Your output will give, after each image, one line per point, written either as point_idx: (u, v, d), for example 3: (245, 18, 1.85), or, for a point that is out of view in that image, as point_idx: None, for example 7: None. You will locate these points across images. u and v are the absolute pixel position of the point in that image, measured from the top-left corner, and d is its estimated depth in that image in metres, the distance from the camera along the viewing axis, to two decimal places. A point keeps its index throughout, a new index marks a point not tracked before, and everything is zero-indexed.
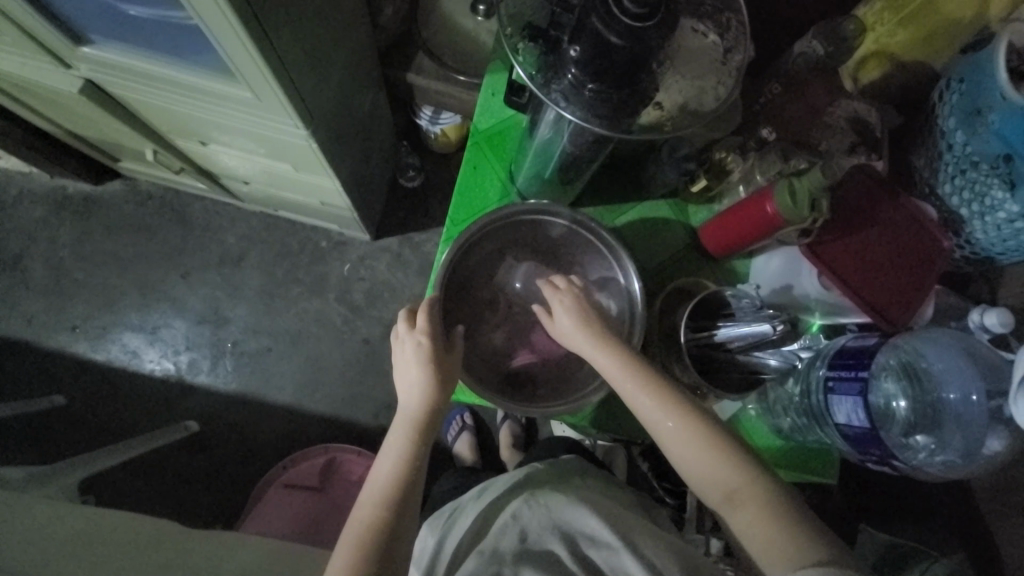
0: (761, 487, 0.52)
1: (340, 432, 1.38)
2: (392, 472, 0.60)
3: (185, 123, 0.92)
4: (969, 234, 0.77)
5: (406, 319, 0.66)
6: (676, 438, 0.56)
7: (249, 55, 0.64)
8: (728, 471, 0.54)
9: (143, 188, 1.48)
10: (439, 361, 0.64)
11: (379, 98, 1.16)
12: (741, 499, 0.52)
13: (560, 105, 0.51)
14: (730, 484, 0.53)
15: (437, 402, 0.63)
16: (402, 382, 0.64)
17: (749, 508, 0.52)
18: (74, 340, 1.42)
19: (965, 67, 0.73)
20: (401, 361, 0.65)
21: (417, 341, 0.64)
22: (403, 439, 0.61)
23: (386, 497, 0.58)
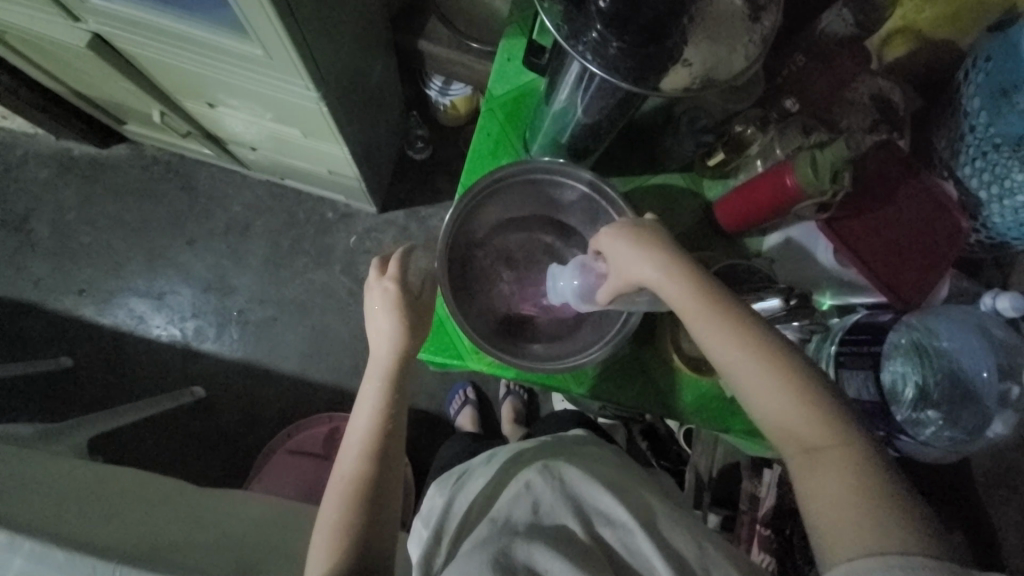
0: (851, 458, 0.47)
1: (344, 402, 1.40)
2: (370, 420, 0.62)
3: (193, 83, 0.91)
4: (986, 218, 0.76)
5: (377, 266, 0.65)
6: (770, 399, 0.50)
7: (262, 10, 0.62)
8: (825, 440, 0.48)
9: (148, 153, 1.46)
10: (407, 308, 0.63)
11: (389, 64, 1.14)
12: (835, 471, 0.47)
13: (585, 57, 0.49)
14: (825, 454, 0.48)
15: (408, 345, 0.63)
16: (372, 327, 0.64)
17: (845, 482, 0.46)
18: (81, 304, 1.43)
19: (992, 44, 0.71)
20: (370, 308, 0.63)
21: (385, 288, 0.63)
22: (376, 386, 0.62)
23: (366, 446, 0.60)
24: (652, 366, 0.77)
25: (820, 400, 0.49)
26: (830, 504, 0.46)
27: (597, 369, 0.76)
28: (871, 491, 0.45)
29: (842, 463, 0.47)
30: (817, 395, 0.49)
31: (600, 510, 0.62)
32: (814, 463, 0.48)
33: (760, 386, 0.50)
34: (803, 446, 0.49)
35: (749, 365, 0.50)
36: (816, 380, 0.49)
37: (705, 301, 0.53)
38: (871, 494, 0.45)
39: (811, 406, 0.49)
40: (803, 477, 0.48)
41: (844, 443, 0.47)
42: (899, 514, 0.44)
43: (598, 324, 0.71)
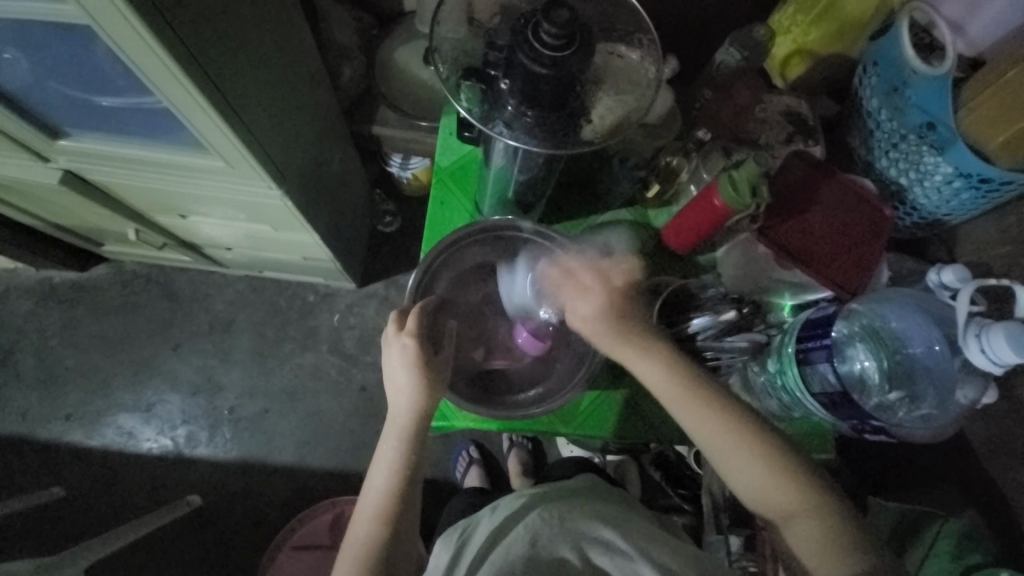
0: (818, 517, 0.55)
1: (347, 484, 1.36)
2: (386, 485, 0.63)
3: (164, 199, 0.97)
4: (913, 199, 0.83)
5: (395, 318, 0.66)
6: (740, 472, 0.58)
7: (221, 131, 0.69)
8: (789, 501, 0.56)
9: (127, 268, 1.50)
10: (427, 366, 0.65)
11: (349, 151, 1.22)
12: (808, 528, 0.55)
13: (502, 134, 0.56)
14: (796, 515, 0.56)
15: (427, 406, 0.65)
16: (392, 383, 0.65)
17: (818, 536, 0.55)
18: (70, 428, 1.41)
19: (873, 51, 0.79)
20: (390, 365, 0.65)
21: (404, 343, 0.65)
22: (395, 449, 0.64)
23: (381, 510, 0.62)
24: (637, 393, 0.77)
25: (782, 465, 0.57)
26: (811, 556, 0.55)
27: (583, 405, 0.77)
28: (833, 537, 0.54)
29: (810, 521, 0.55)
30: (783, 466, 0.57)
31: (599, 540, 0.63)
32: (786, 520, 0.57)
33: (732, 460, 0.58)
34: (777, 509, 0.57)
35: (729, 450, 0.58)
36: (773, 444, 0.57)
37: (680, 392, 0.60)
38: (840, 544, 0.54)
39: (781, 476, 0.56)
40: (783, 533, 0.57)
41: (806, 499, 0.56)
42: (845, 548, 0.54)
43: (572, 358, 0.73)
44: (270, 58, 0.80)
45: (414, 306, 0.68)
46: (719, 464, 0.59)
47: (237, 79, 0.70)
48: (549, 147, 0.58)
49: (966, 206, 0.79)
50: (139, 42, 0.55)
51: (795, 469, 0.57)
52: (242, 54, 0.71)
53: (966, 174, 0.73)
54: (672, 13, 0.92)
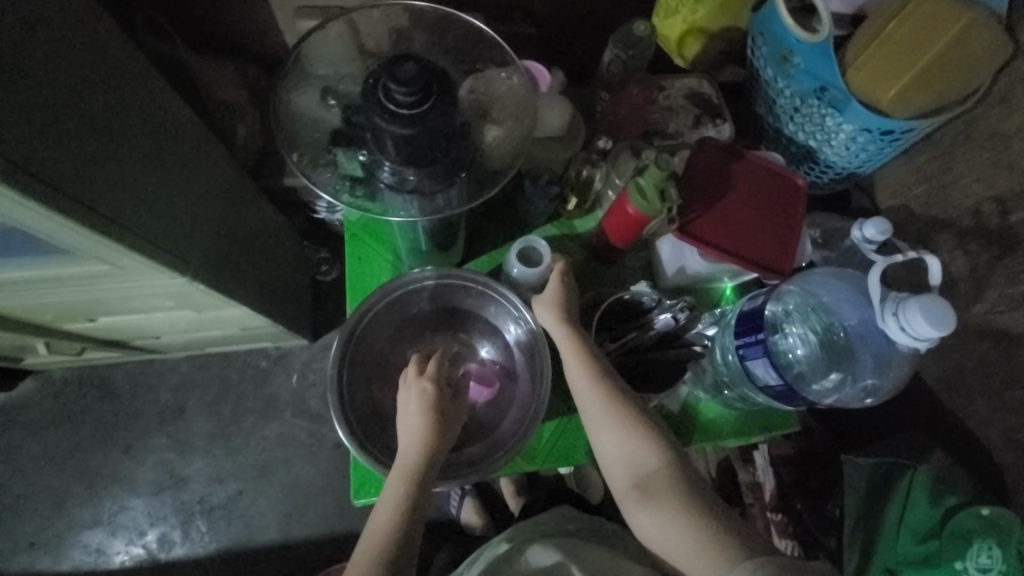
0: (675, 489, 0.60)
1: (342, 547, 1.31)
2: (386, 521, 0.60)
3: (65, 309, 0.89)
4: (825, 159, 0.83)
5: (416, 362, 0.67)
6: (611, 441, 0.63)
7: (94, 239, 0.63)
8: (652, 474, 0.61)
9: (57, 376, 1.39)
10: (440, 412, 0.64)
11: (265, 210, 1.15)
12: (665, 498, 0.59)
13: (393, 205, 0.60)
14: (659, 483, 0.60)
15: (436, 455, 0.63)
16: (404, 424, 0.64)
17: (674, 508, 0.58)
18: (31, 559, 1.31)
19: (757, 22, 0.79)
20: (405, 407, 0.64)
21: (422, 387, 0.65)
22: (401, 493, 0.60)
23: (379, 558, 0.59)
24: None
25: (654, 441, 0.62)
26: (663, 527, 0.58)
27: (543, 438, 0.73)
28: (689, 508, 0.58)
29: (667, 489, 0.59)
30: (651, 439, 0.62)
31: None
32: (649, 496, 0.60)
33: (608, 432, 0.63)
34: (637, 480, 0.61)
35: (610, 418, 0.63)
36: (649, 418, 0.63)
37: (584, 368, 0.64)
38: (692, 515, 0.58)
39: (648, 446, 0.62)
40: (638, 507, 0.60)
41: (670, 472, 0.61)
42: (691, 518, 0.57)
43: (523, 394, 0.70)
44: (144, 145, 0.74)
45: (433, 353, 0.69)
46: (596, 436, 0.64)
47: (100, 179, 0.64)
48: (431, 204, 0.60)
49: (874, 157, 0.80)
50: None
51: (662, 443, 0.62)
52: (103, 151, 0.65)
53: (867, 130, 0.74)
54: (559, 13, 0.90)
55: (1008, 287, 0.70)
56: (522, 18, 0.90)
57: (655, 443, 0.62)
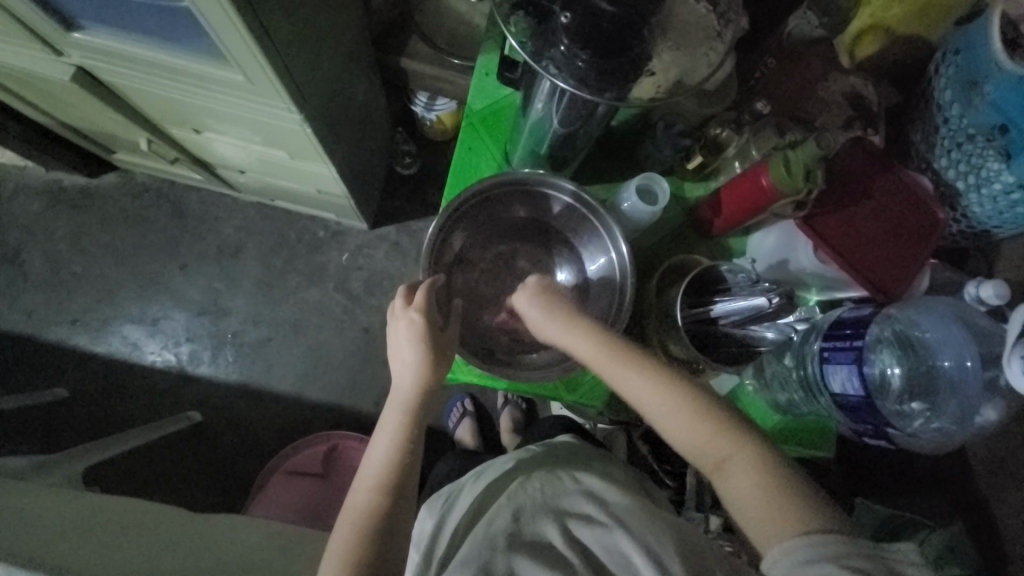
0: (768, 472, 0.51)
1: (342, 420, 1.39)
2: (388, 451, 0.61)
3: (178, 111, 0.92)
4: (966, 207, 0.78)
5: (403, 294, 0.65)
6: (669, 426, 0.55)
7: (245, 43, 0.65)
8: (728, 455, 0.53)
9: (138, 180, 1.47)
10: (433, 338, 0.63)
11: (374, 82, 1.15)
12: (740, 478, 0.51)
13: (550, 74, 0.51)
14: (732, 466, 0.52)
15: (432, 378, 0.63)
16: (395, 359, 0.64)
17: (750, 487, 0.51)
18: (77, 332, 1.43)
19: (959, 37, 0.72)
20: (397, 338, 0.64)
21: (411, 318, 0.63)
22: (399, 420, 0.61)
23: (384, 480, 0.60)
24: None
25: (719, 418, 0.54)
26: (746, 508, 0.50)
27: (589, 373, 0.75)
28: (769, 486, 0.50)
29: (741, 469, 0.52)
30: (715, 416, 0.54)
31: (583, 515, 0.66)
32: (724, 476, 0.52)
33: (660, 415, 0.56)
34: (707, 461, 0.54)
35: (656, 398, 0.55)
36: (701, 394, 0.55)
37: (616, 355, 0.58)
38: (772, 492, 0.50)
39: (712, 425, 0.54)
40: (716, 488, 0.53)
41: (743, 451, 0.52)
42: (794, 504, 0.49)
43: (592, 318, 0.70)
44: None
45: (425, 281, 0.67)
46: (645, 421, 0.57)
47: None
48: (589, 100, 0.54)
49: (1020, 220, 0.74)
50: None
51: (727, 420, 0.54)
52: None
53: None
54: None
55: None
56: None
57: (719, 422, 0.54)
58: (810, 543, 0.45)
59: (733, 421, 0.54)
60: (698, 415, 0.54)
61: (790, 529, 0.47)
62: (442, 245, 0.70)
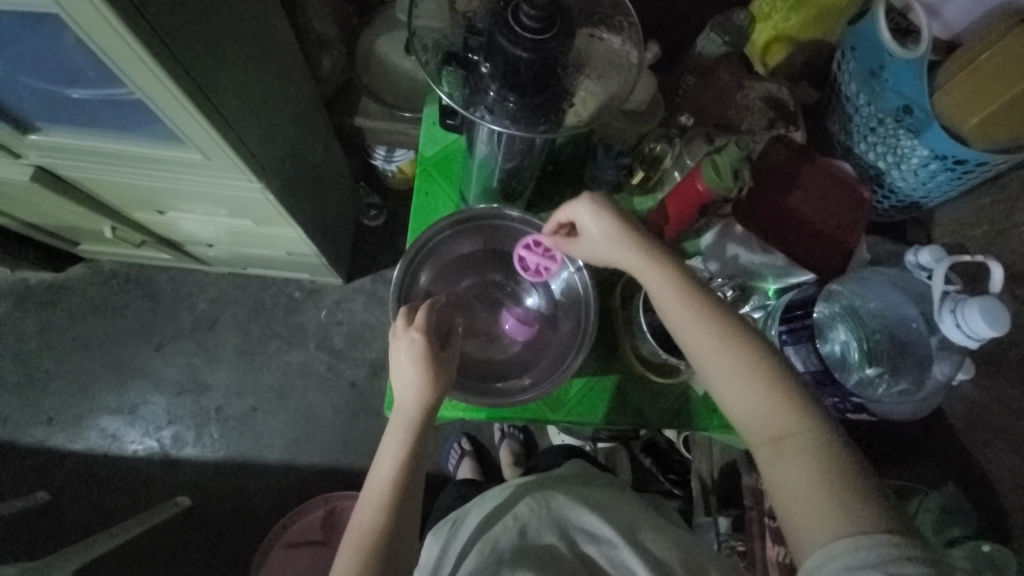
0: (829, 460, 0.50)
1: (340, 480, 1.36)
2: (392, 471, 0.61)
3: (142, 195, 0.95)
4: (891, 183, 0.84)
5: (403, 314, 0.66)
6: (736, 389, 0.55)
7: (198, 123, 0.68)
8: (790, 433, 0.52)
9: (105, 268, 1.47)
10: (433, 360, 0.64)
11: (331, 143, 1.19)
12: (799, 458, 0.51)
13: (486, 120, 0.56)
14: (793, 442, 0.51)
15: (430, 400, 0.64)
16: (397, 377, 0.65)
17: (807, 472, 0.50)
18: (53, 432, 1.38)
19: (852, 36, 0.80)
20: (397, 360, 0.64)
21: (411, 339, 0.64)
22: (404, 440, 0.62)
23: (386, 502, 0.59)
24: (629, 381, 0.77)
25: (793, 396, 0.53)
26: (796, 490, 0.50)
27: (571, 391, 0.76)
28: (829, 476, 0.49)
29: (803, 452, 0.51)
30: (787, 391, 0.54)
31: (586, 531, 0.67)
32: (783, 454, 0.51)
33: (729, 379, 0.55)
34: (768, 433, 0.53)
35: (728, 358, 0.55)
36: (782, 369, 0.55)
37: (692, 308, 0.58)
38: (833, 483, 0.49)
39: (782, 399, 0.53)
40: (768, 464, 0.52)
41: (811, 435, 0.51)
42: (848, 498, 0.47)
43: (568, 330, 0.73)
44: (249, 52, 0.79)
45: (424, 302, 0.68)
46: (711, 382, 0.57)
47: (215, 73, 0.69)
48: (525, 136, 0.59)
49: (940, 188, 0.81)
50: (111, 36, 0.54)
51: (798, 398, 0.53)
52: (221, 47, 0.70)
53: (941, 157, 0.75)
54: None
55: None
56: None
57: (788, 400, 0.53)
58: (854, 543, 0.44)
59: (808, 402, 0.53)
60: (771, 385, 0.54)
61: (841, 520, 0.46)
62: (413, 276, 0.73)
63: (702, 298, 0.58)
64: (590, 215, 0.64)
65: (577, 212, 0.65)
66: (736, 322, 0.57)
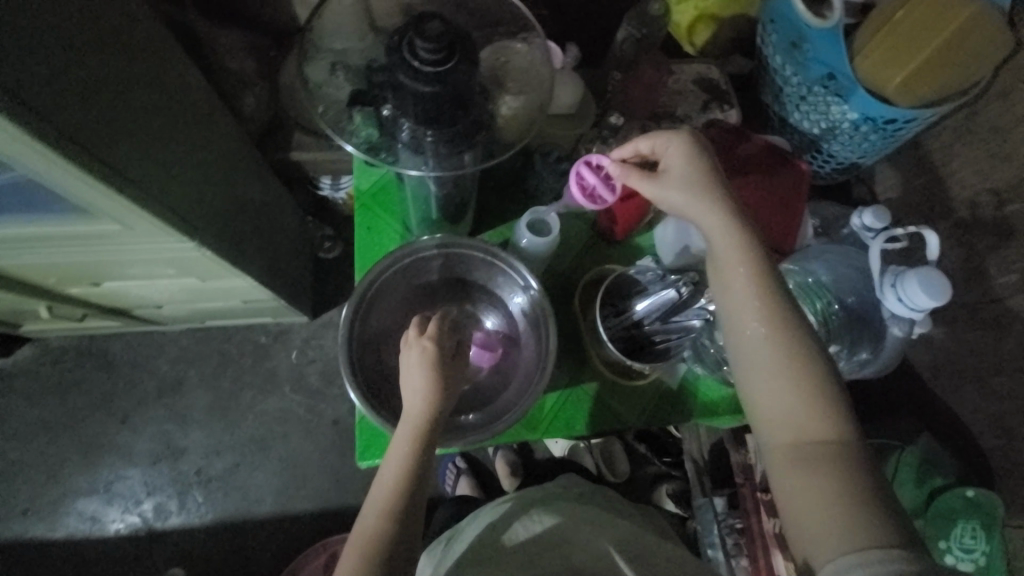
0: (847, 470, 0.50)
1: (338, 521, 1.33)
2: (396, 473, 0.58)
3: (71, 272, 0.89)
4: (829, 148, 0.85)
5: (416, 322, 0.63)
6: (771, 382, 0.54)
7: (109, 196, 0.64)
8: (814, 437, 0.52)
9: (54, 345, 1.39)
10: (445, 369, 0.61)
11: (271, 182, 1.15)
12: (819, 465, 0.50)
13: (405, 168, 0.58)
14: (815, 448, 0.51)
15: (438, 409, 0.60)
16: (406, 386, 0.61)
17: (821, 478, 0.50)
18: (27, 524, 1.31)
19: (769, 8, 0.80)
20: (406, 367, 0.61)
21: (423, 346, 0.61)
22: (412, 446, 0.59)
23: (393, 508, 0.56)
24: (603, 387, 0.76)
25: (831, 404, 0.52)
26: (801, 490, 0.50)
27: (546, 407, 0.75)
28: (843, 487, 0.49)
29: (824, 461, 0.50)
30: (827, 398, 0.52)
31: (578, 549, 0.66)
32: (806, 462, 0.51)
33: (775, 382, 0.54)
34: (790, 430, 0.53)
35: (773, 354, 0.54)
36: (829, 379, 0.53)
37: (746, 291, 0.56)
38: (844, 495, 0.48)
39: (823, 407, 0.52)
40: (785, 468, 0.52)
41: (839, 447, 0.51)
42: (856, 511, 0.47)
43: (532, 347, 0.72)
44: (160, 109, 0.74)
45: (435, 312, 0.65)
46: (748, 372, 0.56)
47: (120, 141, 0.64)
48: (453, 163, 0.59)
49: (876, 146, 0.81)
50: None
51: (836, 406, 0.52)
52: (124, 111, 0.66)
53: (870, 118, 0.75)
54: None
55: (1003, 277, 0.72)
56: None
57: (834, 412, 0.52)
58: (853, 554, 0.45)
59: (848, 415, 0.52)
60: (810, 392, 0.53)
61: (842, 530, 0.47)
62: (363, 317, 0.69)
63: (763, 291, 0.56)
64: (677, 166, 0.61)
65: (671, 153, 0.61)
66: (796, 325, 0.54)
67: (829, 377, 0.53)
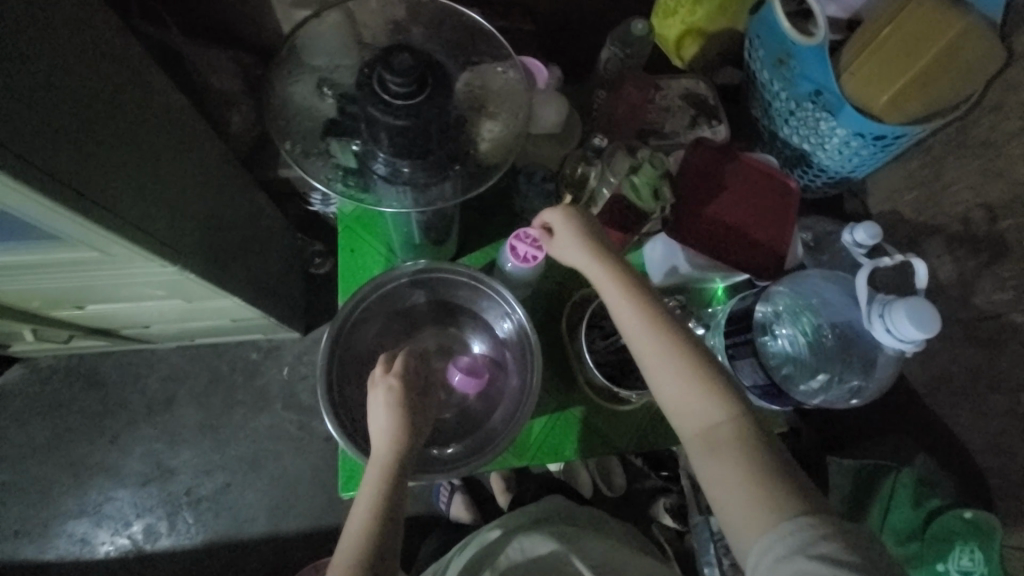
0: (759, 455, 0.51)
1: (330, 541, 1.31)
2: (363, 520, 0.56)
3: (54, 298, 0.88)
4: (819, 162, 0.84)
5: (381, 361, 0.63)
6: (676, 392, 0.55)
7: (84, 227, 0.63)
8: (722, 431, 0.53)
9: (43, 365, 1.38)
10: (411, 406, 0.61)
11: (259, 199, 1.14)
12: (733, 458, 0.52)
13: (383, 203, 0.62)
14: (726, 444, 0.52)
15: (406, 450, 0.60)
16: (373, 430, 0.61)
17: (740, 470, 0.51)
18: (15, 548, 1.29)
19: (755, 23, 0.79)
20: (373, 409, 0.61)
21: (388, 385, 0.61)
22: (379, 489, 0.57)
23: (359, 558, 0.53)
24: (592, 411, 0.75)
25: (726, 394, 0.54)
26: (729, 488, 0.51)
27: (533, 432, 0.74)
28: (760, 473, 0.50)
29: (737, 452, 0.52)
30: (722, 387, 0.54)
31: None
32: (722, 456, 0.52)
33: (666, 375, 0.56)
34: (702, 433, 0.54)
35: (672, 361, 0.55)
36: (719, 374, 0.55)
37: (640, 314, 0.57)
38: (763, 480, 0.50)
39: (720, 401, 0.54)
40: (698, 459, 0.54)
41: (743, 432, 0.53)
42: (776, 491, 0.49)
43: (517, 372, 0.71)
44: (140, 136, 0.74)
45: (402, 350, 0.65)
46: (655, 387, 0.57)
47: (94, 170, 0.63)
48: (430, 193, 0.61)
49: (866, 161, 0.80)
50: None
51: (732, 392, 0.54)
52: (97, 139, 0.65)
53: (860, 134, 0.74)
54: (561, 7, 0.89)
55: (995, 294, 0.71)
56: (520, 14, 0.92)
57: (716, 392, 0.54)
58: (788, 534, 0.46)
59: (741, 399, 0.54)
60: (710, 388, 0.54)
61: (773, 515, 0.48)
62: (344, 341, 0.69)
63: (655, 306, 0.58)
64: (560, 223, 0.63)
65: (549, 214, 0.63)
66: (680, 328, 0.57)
67: (722, 373, 0.55)
